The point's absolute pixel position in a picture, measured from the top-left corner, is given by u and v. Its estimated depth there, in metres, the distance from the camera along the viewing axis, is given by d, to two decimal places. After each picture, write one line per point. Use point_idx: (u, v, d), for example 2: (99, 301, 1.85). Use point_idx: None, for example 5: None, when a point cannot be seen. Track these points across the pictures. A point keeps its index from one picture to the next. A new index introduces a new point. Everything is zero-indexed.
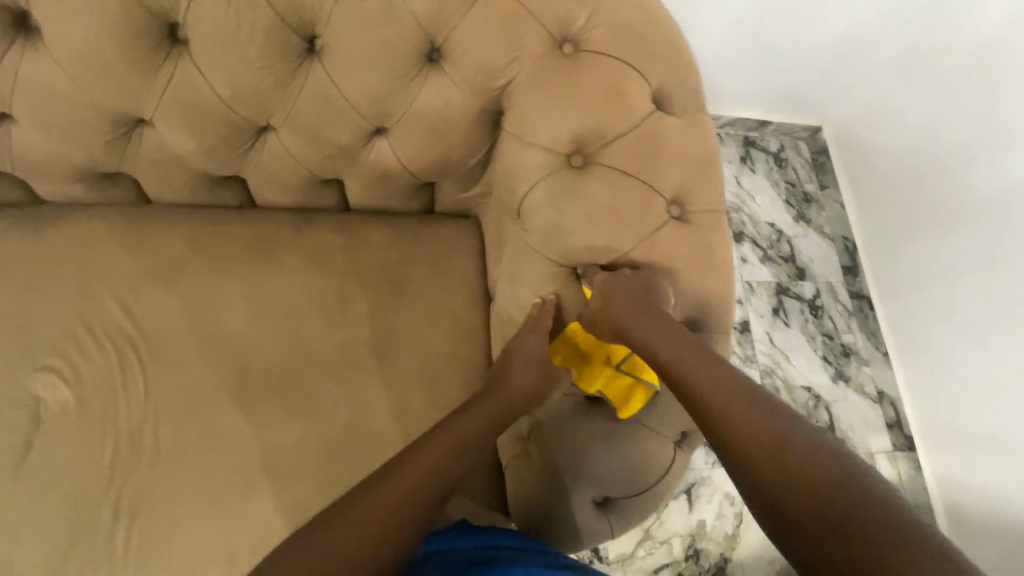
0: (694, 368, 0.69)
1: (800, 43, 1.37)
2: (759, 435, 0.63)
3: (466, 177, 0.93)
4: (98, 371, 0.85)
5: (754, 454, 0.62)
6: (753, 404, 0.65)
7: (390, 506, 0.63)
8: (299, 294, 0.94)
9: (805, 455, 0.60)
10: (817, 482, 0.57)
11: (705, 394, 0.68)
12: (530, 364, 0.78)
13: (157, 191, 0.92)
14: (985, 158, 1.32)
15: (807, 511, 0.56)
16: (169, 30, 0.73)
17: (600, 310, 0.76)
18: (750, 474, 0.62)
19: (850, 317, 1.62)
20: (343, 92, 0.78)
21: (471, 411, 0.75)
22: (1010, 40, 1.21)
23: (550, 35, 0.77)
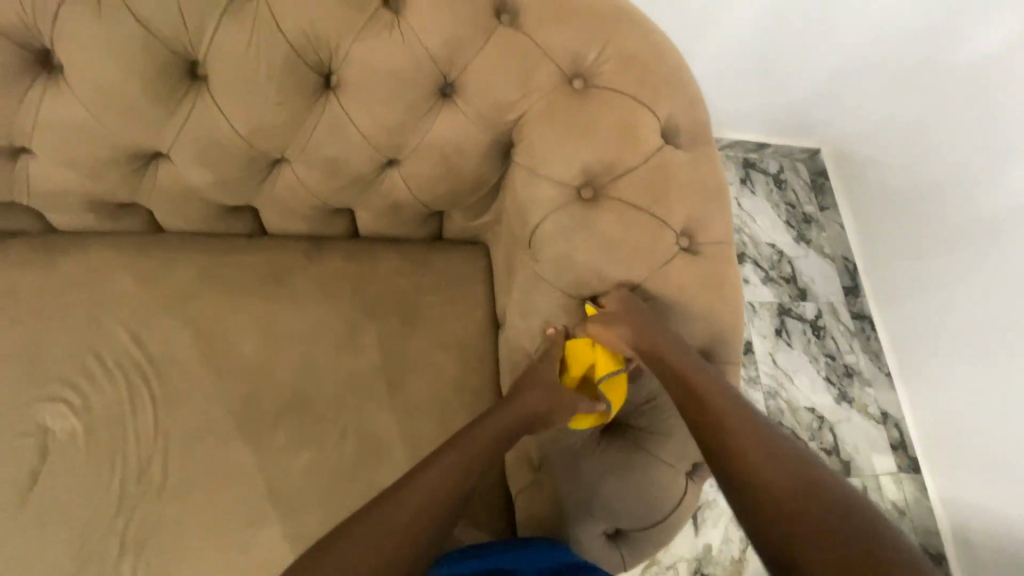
0: (699, 385, 0.69)
1: (800, 54, 1.38)
2: (761, 452, 0.63)
3: (476, 206, 0.94)
4: (107, 400, 0.85)
5: (755, 469, 0.61)
6: (754, 424, 0.66)
7: (394, 527, 0.61)
8: (309, 321, 0.95)
9: (806, 476, 0.60)
10: (818, 501, 0.57)
11: (708, 408, 0.68)
12: (541, 388, 0.75)
13: (169, 219, 0.93)
14: (980, 173, 1.33)
15: (809, 525, 0.55)
16: (189, 68, 0.74)
17: (620, 321, 0.74)
18: (752, 487, 0.61)
19: (852, 337, 1.63)
20: (358, 124, 0.80)
21: (478, 429, 0.73)
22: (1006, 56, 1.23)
23: (561, 71, 0.79)
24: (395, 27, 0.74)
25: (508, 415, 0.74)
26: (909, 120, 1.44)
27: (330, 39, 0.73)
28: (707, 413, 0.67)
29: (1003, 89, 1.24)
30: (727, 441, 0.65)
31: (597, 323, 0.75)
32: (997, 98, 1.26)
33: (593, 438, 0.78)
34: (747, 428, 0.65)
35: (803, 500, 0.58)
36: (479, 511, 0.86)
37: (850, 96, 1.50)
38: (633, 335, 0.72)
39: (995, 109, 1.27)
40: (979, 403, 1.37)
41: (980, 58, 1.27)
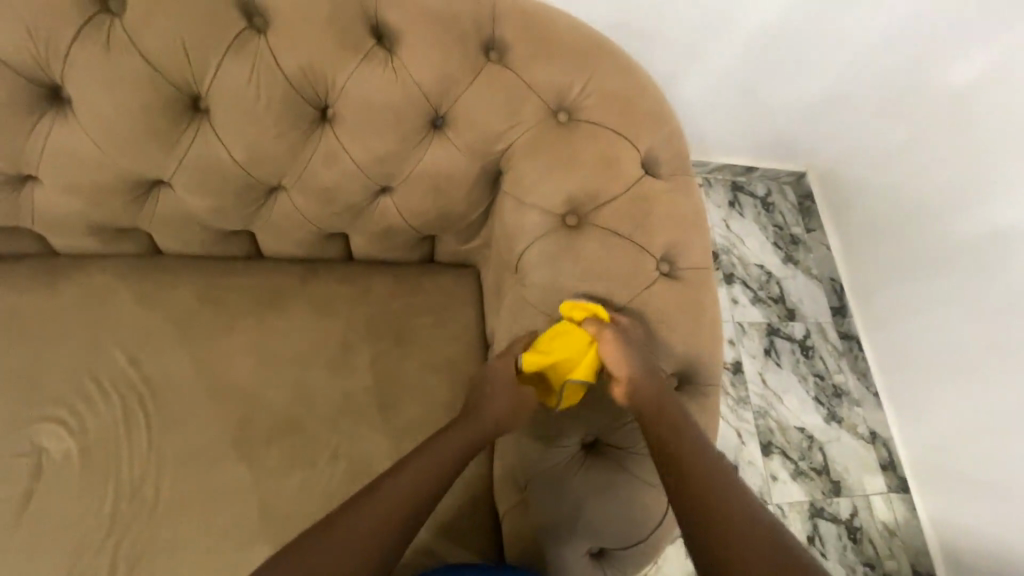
0: (669, 415, 0.72)
1: (782, 89, 1.43)
2: (717, 482, 0.64)
3: (466, 231, 0.97)
4: (103, 420, 0.87)
5: (710, 495, 0.63)
6: (710, 456, 0.68)
7: (372, 524, 0.64)
8: (303, 342, 0.97)
9: (756, 509, 0.61)
10: (765, 531, 0.59)
11: (673, 438, 0.70)
12: (506, 391, 0.76)
13: (169, 243, 0.96)
14: (960, 208, 1.36)
15: (758, 552, 0.56)
16: (192, 102, 0.78)
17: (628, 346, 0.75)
18: (707, 509, 0.62)
19: (840, 357, 1.66)
20: (352, 155, 0.83)
21: (457, 430, 0.74)
22: (978, 95, 1.27)
23: (546, 105, 0.83)
24: (388, 64, 0.78)
25: (487, 413, 0.75)
26: (890, 145, 1.48)
27: (326, 75, 0.77)
28: (671, 442, 0.69)
29: (981, 117, 1.28)
30: (685, 468, 0.66)
31: (612, 334, 0.75)
32: (974, 124, 1.29)
33: (578, 455, 0.80)
34: (703, 459, 0.67)
35: (754, 528, 0.59)
36: (467, 530, 0.87)
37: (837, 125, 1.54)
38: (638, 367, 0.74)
39: (973, 138, 1.31)
40: (971, 432, 1.37)
41: (958, 88, 1.30)
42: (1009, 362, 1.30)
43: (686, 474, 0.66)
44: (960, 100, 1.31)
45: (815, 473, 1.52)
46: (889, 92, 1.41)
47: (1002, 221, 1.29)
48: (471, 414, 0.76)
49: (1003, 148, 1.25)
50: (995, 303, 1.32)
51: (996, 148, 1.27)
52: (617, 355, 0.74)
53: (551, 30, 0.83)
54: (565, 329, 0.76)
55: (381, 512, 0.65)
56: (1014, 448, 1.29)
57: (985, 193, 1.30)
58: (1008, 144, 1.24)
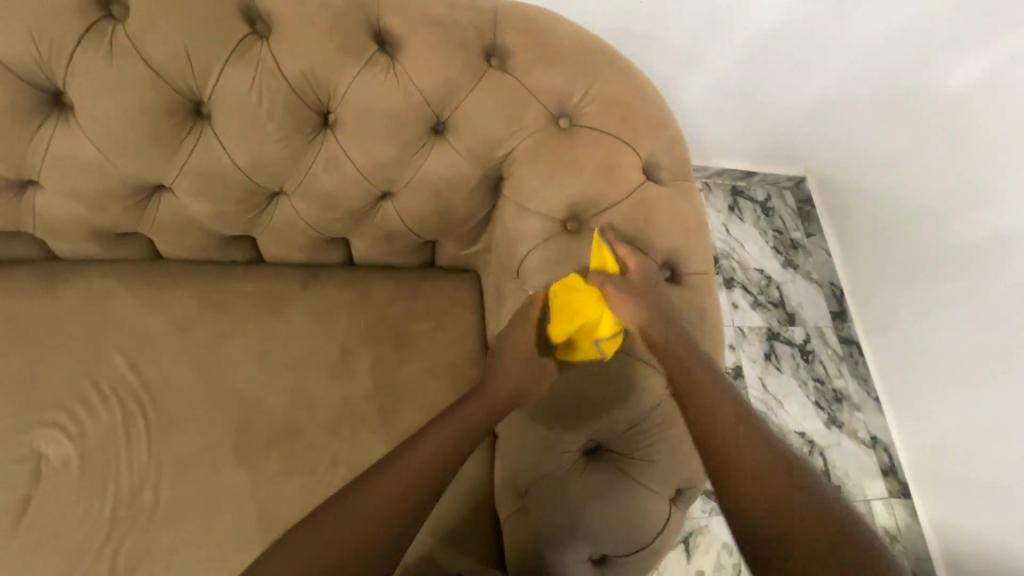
0: (699, 383, 0.70)
1: (782, 95, 1.43)
2: (751, 448, 0.62)
3: (467, 236, 0.97)
4: (102, 425, 0.87)
5: (742, 453, 0.62)
6: (746, 421, 0.65)
7: (376, 511, 0.61)
8: (303, 347, 0.97)
9: (793, 476, 0.59)
10: (802, 501, 0.56)
11: (704, 405, 0.68)
12: (518, 360, 0.77)
13: (169, 248, 0.96)
14: (959, 212, 1.37)
15: (793, 523, 0.54)
16: (194, 107, 0.78)
17: (635, 295, 0.75)
18: (738, 467, 0.61)
19: (840, 361, 1.66)
20: (354, 160, 0.83)
21: (462, 412, 0.73)
22: (978, 98, 1.28)
23: (547, 111, 0.83)
24: (390, 70, 0.79)
25: (489, 396, 0.75)
26: (890, 149, 1.48)
27: (329, 81, 0.78)
28: (703, 410, 0.67)
29: (982, 121, 1.28)
30: (718, 435, 0.64)
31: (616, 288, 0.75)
32: (975, 127, 1.30)
33: (579, 461, 0.80)
34: (739, 425, 0.65)
35: (790, 497, 0.57)
36: (467, 536, 0.87)
37: (838, 130, 1.54)
38: (648, 315, 0.74)
39: (973, 141, 1.31)
40: (974, 434, 1.37)
41: (958, 91, 1.30)
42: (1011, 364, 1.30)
43: (718, 441, 0.64)
44: (960, 103, 1.31)
45: None
46: (889, 98, 1.42)
47: (1003, 224, 1.29)
48: (473, 397, 0.75)
49: (1004, 151, 1.26)
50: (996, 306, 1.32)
51: (997, 150, 1.27)
52: (623, 308, 0.74)
53: (553, 37, 0.83)
54: (572, 291, 0.77)
55: (382, 503, 0.62)
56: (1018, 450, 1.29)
57: (986, 197, 1.31)
58: (1010, 147, 1.24)
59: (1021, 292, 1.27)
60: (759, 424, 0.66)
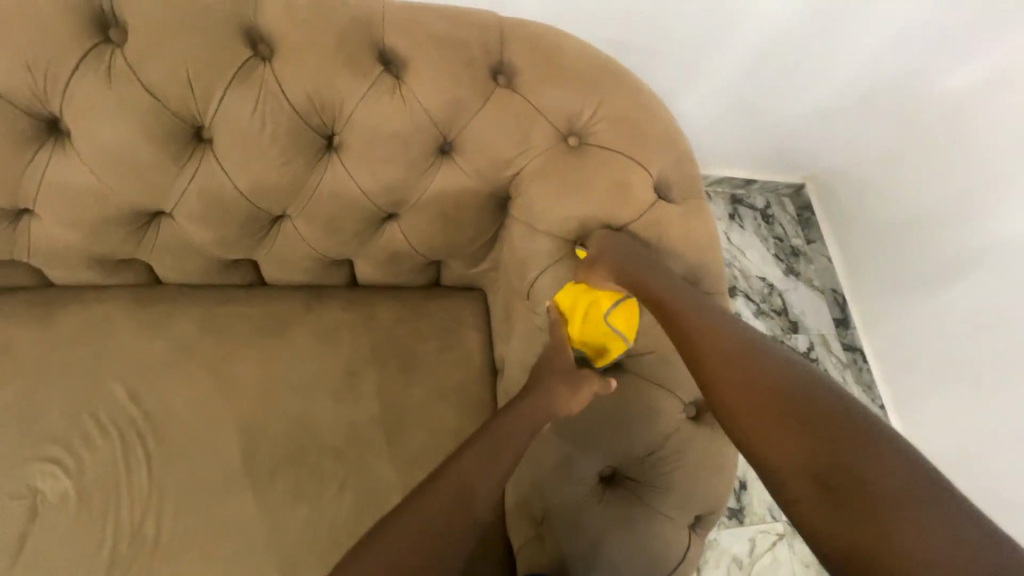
0: (705, 355, 0.67)
1: (782, 104, 1.43)
2: (760, 409, 0.60)
3: (474, 255, 0.95)
4: (101, 459, 0.84)
5: (747, 411, 0.60)
6: (760, 381, 0.62)
7: (400, 547, 0.61)
8: (307, 372, 0.94)
9: (815, 431, 0.56)
10: (820, 456, 0.54)
11: (712, 378, 0.65)
12: (559, 377, 0.76)
13: (169, 273, 0.94)
14: (962, 218, 1.36)
15: (812, 489, 0.53)
16: (195, 132, 0.76)
17: (600, 263, 0.78)
18: (746, 428, 0.60)
19: (844, 369, 1.63)
20: (359, 182, 0.81)
21: (486, 436, 0.72)
22: (979, 105, 1.28)
23: (556, 129, 0.82)
24: (396, 91, 0.77)
25: (514, 417, 0.74)
26: (889, 154, 1.48)
27: (333, 103, 0.76)
28: (712, 385, 0.65)
29: (978, 126, 1.29)
30: (727, 410, 0.62)
31: (586, 265, 0.79)
32: (970, 132, 1.30)
33: (596, 489, 0.77)
34: (752, 390, 0.61)
35: (810, 458, 0.54)
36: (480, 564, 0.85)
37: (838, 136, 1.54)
38: (628, 278, 0.75)
39: (972, 148, 1.31)
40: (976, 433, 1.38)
41: (958, 96, 1.31)
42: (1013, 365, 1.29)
43: (730, 413, 0.62)
44: (959, 107, 1.31)
45: None
46: (892, 105, 1.41)
47: (1000, 230, 1.30)
48: (497, 420, 0.74)
49: (1000, 156, 1.26)
50: (1000, 309, 1.31)
51: (993, 155, 1.28)
52: (596, 280, 0.78)
53: (560, 53, 0.82)
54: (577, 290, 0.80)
55: (404, 539, 0.61)
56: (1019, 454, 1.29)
57: (986, 205, 1.31)
58: (1005, 151, 1.25)
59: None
60: (770, 373, 0.62)
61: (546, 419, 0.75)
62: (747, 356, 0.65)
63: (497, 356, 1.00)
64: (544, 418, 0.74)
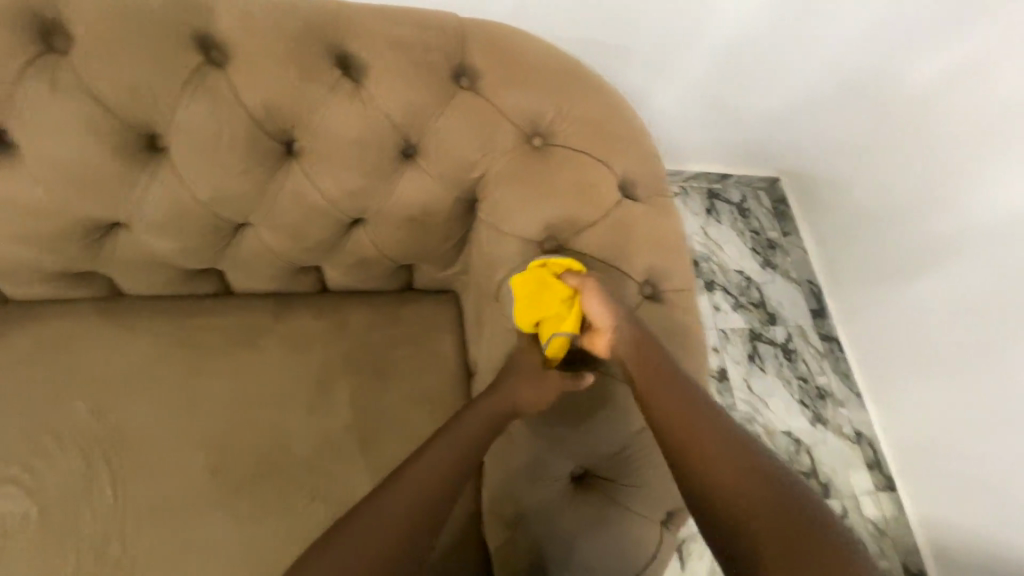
0: (676, 403, 0.66)
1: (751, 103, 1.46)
2: (720, 457, 0.60)
3: (445, 259, 0.95)
4: (64, 479, 0.82)
5: (706, 459, 0.61)
6: (730, 439, 0.62)
7: (380, 529, 0.61)
8: (278, 383, 0.93)
9: (772, 487, 0.57)
10: (780, 507, 0.55)
11: (684, 424, 0.64)
12: (528, 378, 0.75)
13: (130, 286, 0.92)
14: (931, 210, 1.38)
15: (766, 533, 0.53)
16: (148, 141, 0.75)
17: (608, 295, 0.75)
18: (705, 474, 0.60)
19: (821, 359, 1.66)
20: (321, 188, 0.80)
21: (448, 433, 0.70)
22: (943, 97, 1.30)
23: (519, 131, 0.81)
24: (355, 95, 0.76)
25: (479, 413, 0.73)
26: (861, 147, 1.50)
27: (290, 109, 0.74)
28: (681, 432, 0.64)
29: (944, 117, 1.31)
30: (696, 458, 0.61)
31: (593, 284, 0.75)
32: (939, 122, 1.32)
33: (568, 489, 0.77)
34: (712, 437, 0.62)
35: (769, 510, 0.55)
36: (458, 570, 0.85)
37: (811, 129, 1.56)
38: (625, 324, 0.74)
39: (938, 139, 1.33)
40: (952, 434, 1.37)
41: (924, 89, 1.33)
42: (980, 360, 1.30)
43: (689, 458, 0.62)
44: (924, 100, 1.33)
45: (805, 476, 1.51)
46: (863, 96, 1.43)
47: (976, 215, 1.29)
48: (460, 416, 0.73)
49: (969, 142, 1.28)
50: (967, 304, 1.32)
51: (961, 143, 1.29)
52: (593, 302, 0.75)
53: (522, 55, 0.82)
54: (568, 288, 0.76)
55: (383, 521, 0.61)
56: (992, 449, 1.29)
57: (950, 195, 1.33)
58: (977, 138, 1.26)
59: (992, 287, 1.27)
60: (728, 427, 0.64)
61: (513, 413, 0.74)
62: (716, 416, 0.65)
63: (471, 360, 0.99)
64: (509, 413, 0.74)
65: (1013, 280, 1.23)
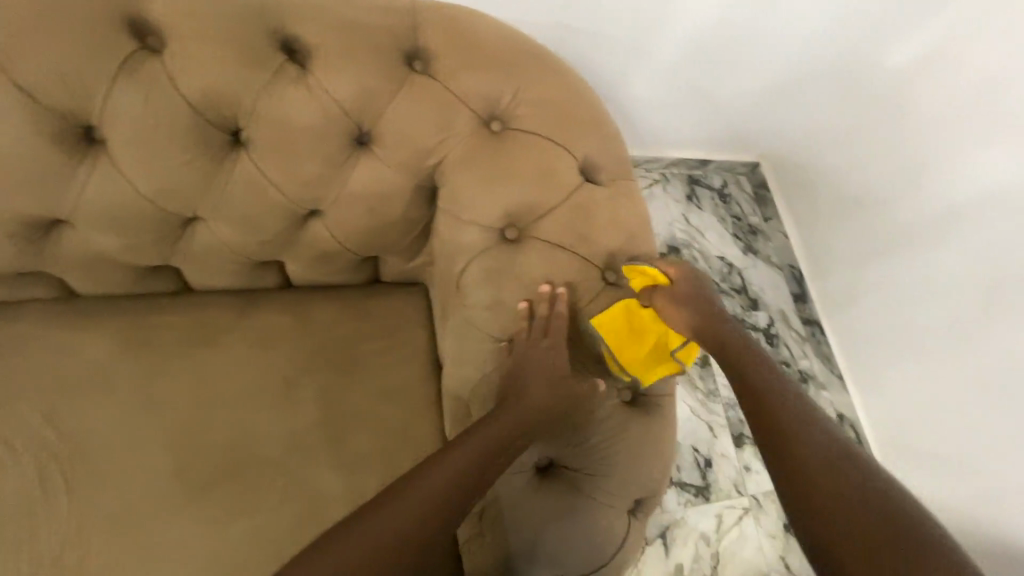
0: (768, 396, 0.69)
1: (731, 90, 1.44)
2: (808, 441, 0.64)
3: (409, 249, 0.93)
4: (16, 487, 0.79)
5: (796, 440, 0.64)
6: (832, 451, 0.63)
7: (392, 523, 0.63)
8: (239, 381, 0.90)
9: (859, 481, 0.60)
10: (862, 499, 0.59)
11: (781, 427, 0.65)
12: (542, 376, 0.74)
13: (81, 285, 0.89)
14: (911, 187, 1.37)
15: (846, 518, 0.58)
16: (85, 132, 0.72)
17: (682, 304, 0.76)
18: (793, 452, 0.63)
19: (804, 343, 1.65)
20: (271, 179, 0.77)
21: (426, 479, 0.66)
22: (919, 76, 1.29)
23: (476, 115, 0.79)
24: (302, 81, 0.74)
25: (465, 454, 0.68)
26: (841, 129, 1.49)
27: (233, 96, 0.72)
28: (778, 432, 0.65)
29: (924, 96, 1.30)
30: (795, 460, 0.63)
31: (666, 297, 0.76)
32: (918, 101, 1.31)
33: (532, 481, 0.76)
34: (800, 424, 0.66)
35: (850, 498, 0.59)
36: None
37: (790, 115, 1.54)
38: (705, 323, 0.75)
39: (918, 118, 1.32)
40: (937, 409, 1.37)
41: (899, 71, 1.32)
42: (966, 335, 1.30)
43: (776, 434, 0.65)
44: (903, 81, 1.32)
45: None
46: (842, 76, 1.41)
47: (961, 189, 1.28)
48: (443, 456, 0.68)
49: (950, 118, 1.26)
50: (951, 280, 1.32)
51: (941, 120, 1.28)
52: (675, 317, 0.76)
53: (477, 37, 0.79)
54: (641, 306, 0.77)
55: (395, 516, 0.63)
56: (975, 422, 1.29)
57: (928, 171, 1.33)
58: (960, 113, 1.24)
59: (976, 262, 1.27)
60: (817, 419, 0.67)
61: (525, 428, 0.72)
62: (813, 418, 0.67)
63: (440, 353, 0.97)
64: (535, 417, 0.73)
65: (1002, 252, 1.22)
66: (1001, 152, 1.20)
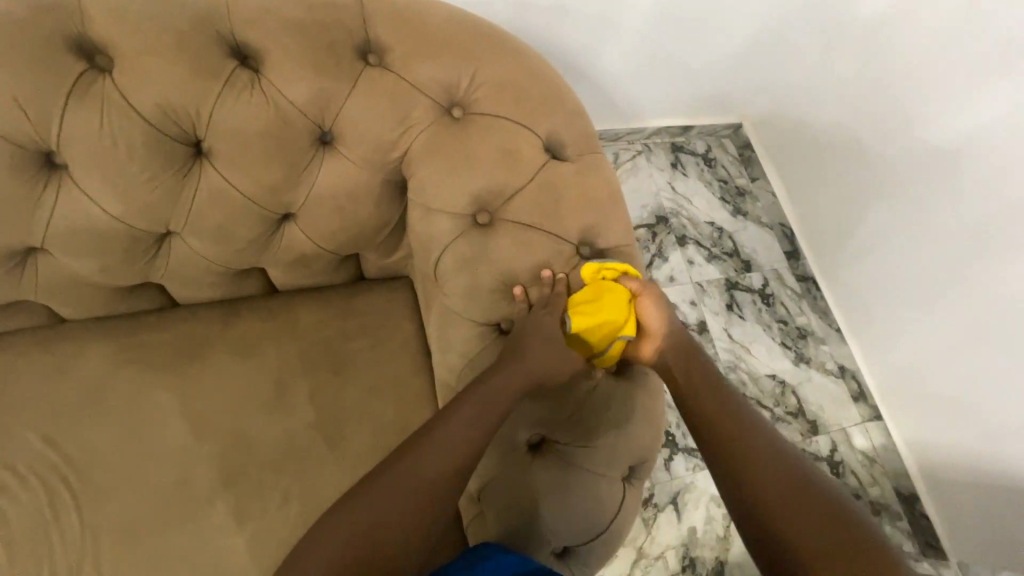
0: (710, 399, 0.71)
1: (709, 60, 1.43)
2: (742, 438, 0.67)
3: (387, 245, 0.93)
4: (25, 512, 0.80)
5: (734, 442, 0.66)
6: (789, 477, 0.63)
7: (396, 490, 0.64)
8: (234, 389, 0.92)
9: (793, 472, 0.63)
10: (798, 490, 0.61)
11: (738, 461, 0.65)
12: (548, 337, 0.74)
13: (67, 309, 0.90)
14: (898, 131, 1.34)
15: (789, 511, 0.60)
16: (45, 158, 0.72)
17: (662, 304, 0.78)
18: (735, 455, 0.66)
19: (800, 299, 1.65)
20: (237, 186, 0.78)
21: (426, 441, 0.67)
22: (902, 20, 1.28)
23: (436, 103, 0.79)
24: (255, 86, 0.74)
25: (461, 415, 0.69)
26: (826, 85, 1.48)
27: (187, 107, 0.72)
28: (726, 446, 0.66)
29: (903, 39, 1.29)
30: (743, 478, 0.64)
31: (652, 291, 0.78)
32: (901, 44, 1.30)
33: (525, 457, 0.77)
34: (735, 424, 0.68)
35: (787, 490, 0.61)
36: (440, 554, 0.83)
37: (772, 72, 1.52)
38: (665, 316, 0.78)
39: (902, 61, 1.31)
40: (940, 354, 1.36)
41: (880, 15, 1.31)
42: (962, 277, 1.29)
43: (718, 436, 0.68)
44: (886, 23, 1.31)
45: (792, 417, 1.49)
46: (819, 28, 1.40)
47: (945, 127, 1.26)
48: (441, 417, 0.69)
49: (934, 62, 1.25)
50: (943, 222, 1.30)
51: (924, 65, 1.27)
52: (651, 308, 0.77)
53: (429, 25, 0.79)
54: (604, 267, 0.79)
55: (397, 482, 0.64)
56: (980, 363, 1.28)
57: (914, 113, 1.30)
58: (950, 72, 1.23)
59: (969, 202, 1.25)
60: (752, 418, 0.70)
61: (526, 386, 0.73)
62: (748, 415, 0.70)
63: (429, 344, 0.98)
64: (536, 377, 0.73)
65: (988, 205, 1.21)
66: (993, 109, 1.18)
